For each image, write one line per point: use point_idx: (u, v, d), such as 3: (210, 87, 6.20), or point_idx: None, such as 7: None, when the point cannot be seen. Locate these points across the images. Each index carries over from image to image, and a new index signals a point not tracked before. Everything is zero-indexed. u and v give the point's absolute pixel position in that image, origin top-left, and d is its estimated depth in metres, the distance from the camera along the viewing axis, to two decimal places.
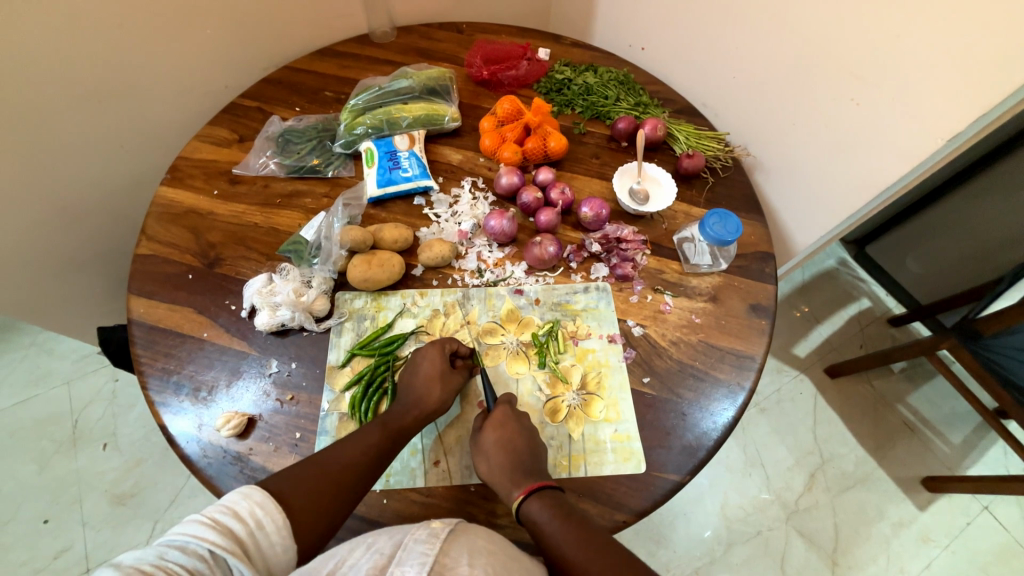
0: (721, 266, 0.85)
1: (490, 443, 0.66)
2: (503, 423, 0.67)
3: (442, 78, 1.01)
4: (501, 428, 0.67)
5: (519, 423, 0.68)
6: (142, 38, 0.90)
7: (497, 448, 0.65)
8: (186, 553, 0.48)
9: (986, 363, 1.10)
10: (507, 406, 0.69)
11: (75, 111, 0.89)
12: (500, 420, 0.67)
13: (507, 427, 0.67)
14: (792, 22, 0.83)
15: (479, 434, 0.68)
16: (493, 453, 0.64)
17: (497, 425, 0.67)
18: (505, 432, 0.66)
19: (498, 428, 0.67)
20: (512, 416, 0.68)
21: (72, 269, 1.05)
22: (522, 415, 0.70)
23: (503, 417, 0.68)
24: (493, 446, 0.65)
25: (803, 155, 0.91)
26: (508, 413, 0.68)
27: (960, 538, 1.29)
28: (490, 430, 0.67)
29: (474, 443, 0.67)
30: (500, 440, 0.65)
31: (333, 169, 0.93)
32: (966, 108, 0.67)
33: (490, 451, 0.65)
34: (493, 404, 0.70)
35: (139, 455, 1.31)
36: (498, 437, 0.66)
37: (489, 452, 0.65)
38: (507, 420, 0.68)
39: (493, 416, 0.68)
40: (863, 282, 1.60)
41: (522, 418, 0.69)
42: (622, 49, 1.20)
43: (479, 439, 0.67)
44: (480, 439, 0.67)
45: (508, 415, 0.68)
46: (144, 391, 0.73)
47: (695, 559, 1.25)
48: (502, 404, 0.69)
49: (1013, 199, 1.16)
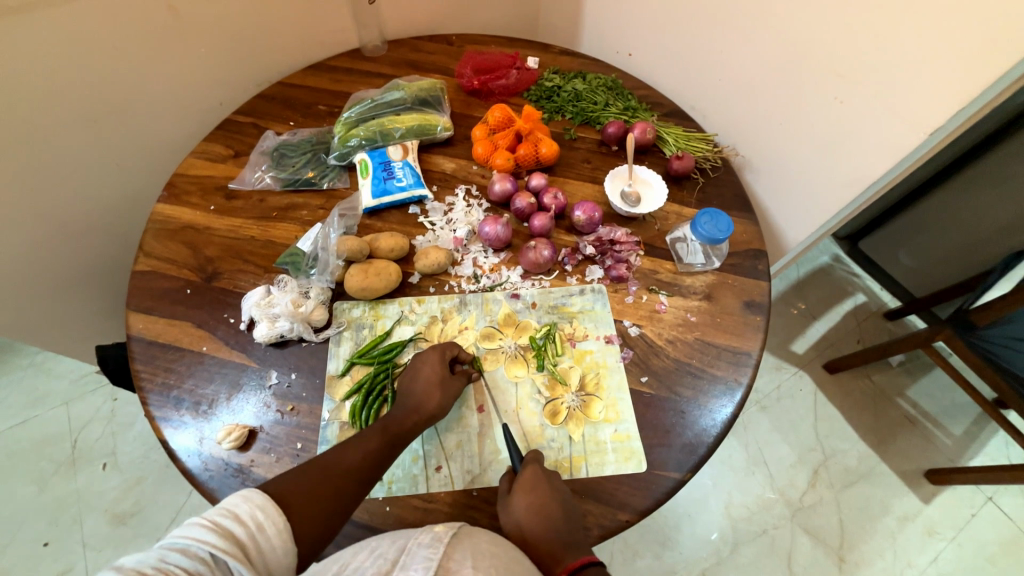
0: (715, 264, 0.86)
1: (522, 509, 0.62)
2: (534, 486, 0.64)
3: (433, 89, 1.03)
4: (532, 492, 0.63)
5: (551, 483, 0.65)
6: (138, 57, 0.91)
7: (530, 514, 0.62)
8: (187, 555, 0.48)
9: (984, 354, 1.09)
10: (536, 466, 0.66)
11: (71, 130, 0.90)
12: (530, 482, 0.64)
13: (539, 490, 0.63)
14: (775, 23, 0.85)
15: (507, 498, 0.64)
16: (527, 520, 0.61)
17: (528, 489, 0.63)
18: (537, 497, 0.63)
19: (528, 491, 0.63)
20: (543, 476, 0.65)
21: (69, 287, 1.05)
22: (552, 473, 0.67)
23: (533, 479, 0.64)
24: (526, 513, 0.62)
25: (791, 154, 0.93)
26: (537, 473, 0.65)
27: (966, 530, 1.29)
28: (520, 494, 0.63)
29: (504, 506, 0.64)
30: (533, 505, 0.62)
31: (328, 181, 0.94)
32: (946, 101, 0.68)
33: (522, 518, 0.62)
34: (520, 466, 0.67)
35: (140, 473, 1.31)
36: (530, 502, 0.62)
37: (521, 520, 0.62)
38: (537, 481, 0.64)
39: (522, 478, 0.64)
40: (858, 277, 1.61)
41: (552, 477, 0.66)
42: (610, 55, 1.22)
43: (508, 506, 0.64)
44: (511, 505, 0.63)
45: (538, 477, 0.65)
46: (145, 407, 0.73)
47: (702, 560, 1.25)
48: (530, 465, 0.66)
49: (1003, 189, 1.17)
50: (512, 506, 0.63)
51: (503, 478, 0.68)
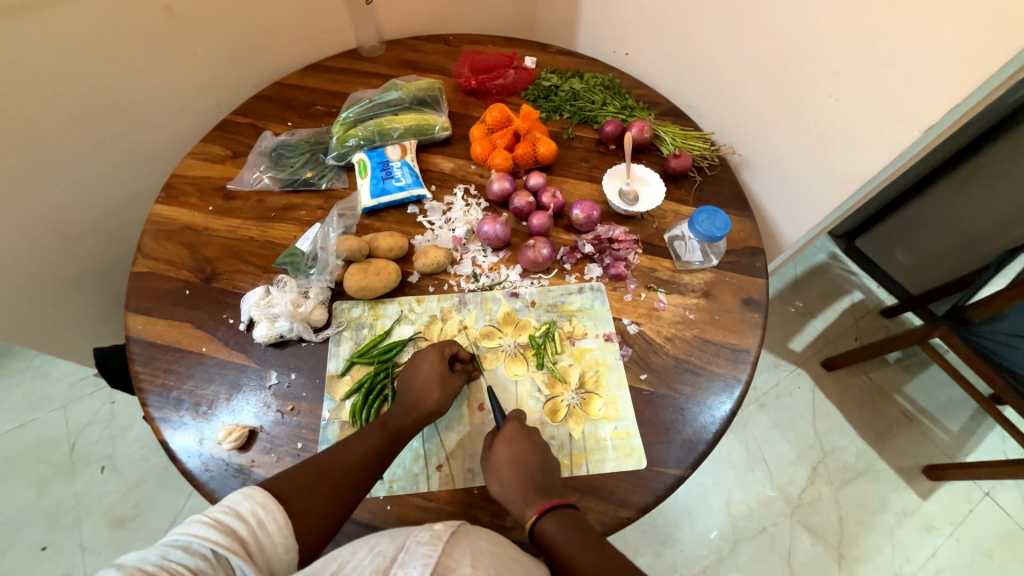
0: (713, 262, 0.87)
1: (501, 460, 0.64)
2: (513, 439, 0.66)
3: (431, 88, 1.03)
4: (511, 445, 0.65)
5: (529, 438, 0.67)
6: (135, 59, 0.91)
7: (507, 463, 0.64)
8: (189, 552, 0.48)
9: (980, 350, 1.10)
10: (516, 423, 0.68)
11: (68, 132, 0.90)
12: (510, 436, 0.66)
13: (518, 443, 0.66)
14: (771, 22, 0.85)
15: (487, 452, 0.67)
16: (504, 469, 0.64)
17: (507, 441, 0.66)
18: (516, 449, 0.65)
19: (508, 445, 0.65)
20: (522, 432, 0.67)
21: (68, 289, 1.05)
22: (531, 429, 0.69)
23: (513, 434, 0.67)
24: (504, 463, 0.64)
25: (787, 152, 0.94)
26: (517, 429, 0.67)
27: (964, 525, 1.30)
28: (499, 447, 0.65)
29: (484, 459, 0.66)
30: (511, 457, 0.64)
31: (327, 181, 0.94)
32: (939, 99, 0.69)
33: (500, 467, 0.64)
34: (502, 423, 0.69)
35: (138, 476, 1.31)
36: (509, 453, 0.65)
37: (499, 470, 0.64)
38: (517, 436, 0.67)
39: (503, 433, 0.67)
40: (855, 275, 1.62)
41: (533, 434, 0.68)
42: (607, 55, 1.22)
43: (488, 458, 0.66)
44: (490, 457, 0.65)
45: (517, 432, 0.67)
46: (144, 408, 0.73)
47: (702, 558, 1.25)
48: (511, 421, 0.68)
49: (997, 186, 1.18)
50: (491, 458, 0.65)
51: (487, 435, 0.70)
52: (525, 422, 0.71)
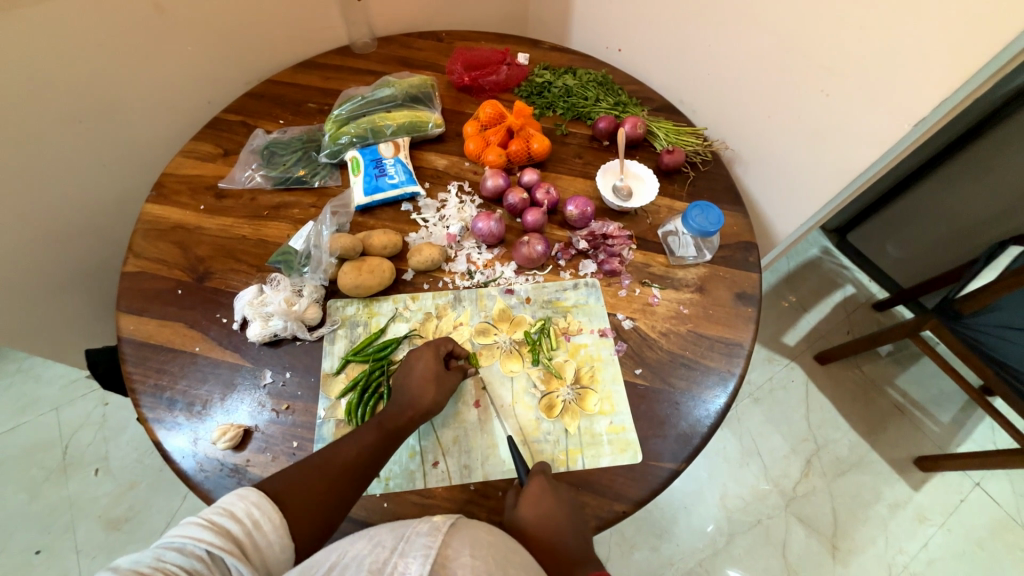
0: (706, 257, 0.87)
1: (529, 521, 0.61)
2: (540, 498, 0.62)
3: (423, 85, 1.02)
4: (539, 504, 0.62)
5: (557, 495, 0.64)
6: (123, 56, 0.90)
7: (537, 526, 0.60)
8: (184, 553, 0.48)
9: (970, 342, 1.11)
10: (541, 477, 0.65)
11: (57, 131, 0.89)
12: (536, 493, 0.63)
13: (545, 501, 0.62)
14: (762, 18, 0.86)
15: (513, 511, 0.63)
16: (534, 532, 0.60)
17: (534, 500, 0.62)
18: (544, 509, 0.62)
19: (535, 503, 0.62)
20: (548, 488, 0.64)
21: (57, 290, 1.04)
22: (557, 483, 0.66)
23: (539, 491, 0.63)
24: (535, 526, 0.60)
25: (780, 147, 0.94)
26: (543, 484, 0.64)
27: (955, 515, 1.32)
28: (525, 507, 0.62)
29: (509, 517, 0.63)
30: (540, 518, 0.61)
31: (320, 179, 0.94)
32: (929, 94, 0.69)
33: (530, 532, 0.60)
34: (527, 477, 0.66)
35: (132, 478, 1.30)
36: (537, 513, 0.61)
37: (528, 533, 0.60)
38: (543, 493, 0.63)
39: (528, 490, 0.63)
40: (847, 269, 1.63)
41: (558, 489, 0.65)
42: (599, 50, 1.22)
43: (515, 518, 0.62)
44: (517, 518, 0.62)
45: (543, 488, 0.64)
46: (137, 409, 0.72)
47: (698, 551, 1.26)
48: (536, 475, 0.65)
49: (986, 180, 1.20)
50: (518, 519, 0.61)
51: (510, 491, 0.67)
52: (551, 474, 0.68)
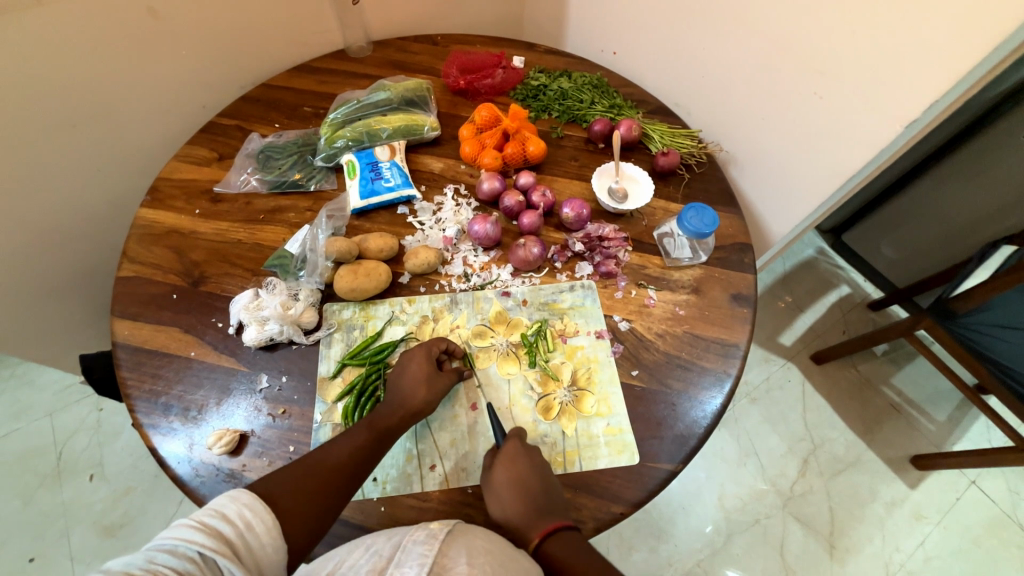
0: (702, 258, 0.87)
1: (501, 481, 0.64)
2: (513, 459, 0.65)
3: (419, 88, 1.02)
4: (512, 465, 0.65)
5: (530, 458, 0.66)
6: (117, 61, 0.90)
7: (509, 486, 0.63)
8: (175, 556, 0.48)
9: (965, 341, 1.12)
10: (516, 441, 0.67)
11: (50, 136, 0.88)
12: (511, 455, 0.66)
13: (518, 463, 0.65)
14: (754, 22, 0.87)
15: (488, 471, 0.66)
16: (506, 492, 0.63)
17: (507, 461, 0.65)
18: (516, 469, 0.64)
19: (508, 464, 0.65)
20: (522, 451, 0.66)
21: (51, 295, 1.04)
22: (533, 448, 0.68)
23: (513, 452, 0.66)
24: (505, 484, 0.63)
25: (773, 148, 0.95)
26: (518, 448, 0.66)
27: (951, 513, 1.32)
28: (500, 468, 0.65)
29: (484, 478, 0.66)
30: (511, 477, 0.64)
31: (316, 182, 0.93)
32: (920, 95, 0.70)
33: (502, 490, 0.64)
34: (502, 441, 0.68)
35: (128, 484, 1.29)
36: (510, 474, 0.64)
37: (501, 493, 0.63)
38: (517, 455, 0.66)
39: (503, 452, 0.66)
40: (842, 269, 1.64)
41: (533, 452, 0.67)
42: (595, 54, 1.23)
43: (489, 477, 0.65)
44: (491, 477, 0.65)
45: (518, 451, 0.66)
46: (132, 414, 0.72)
47: (697, 552, 1.26)
48: (512, 439, 0.67)
49: (978, 179, 1.21)
50: (491, 478, 0.65)
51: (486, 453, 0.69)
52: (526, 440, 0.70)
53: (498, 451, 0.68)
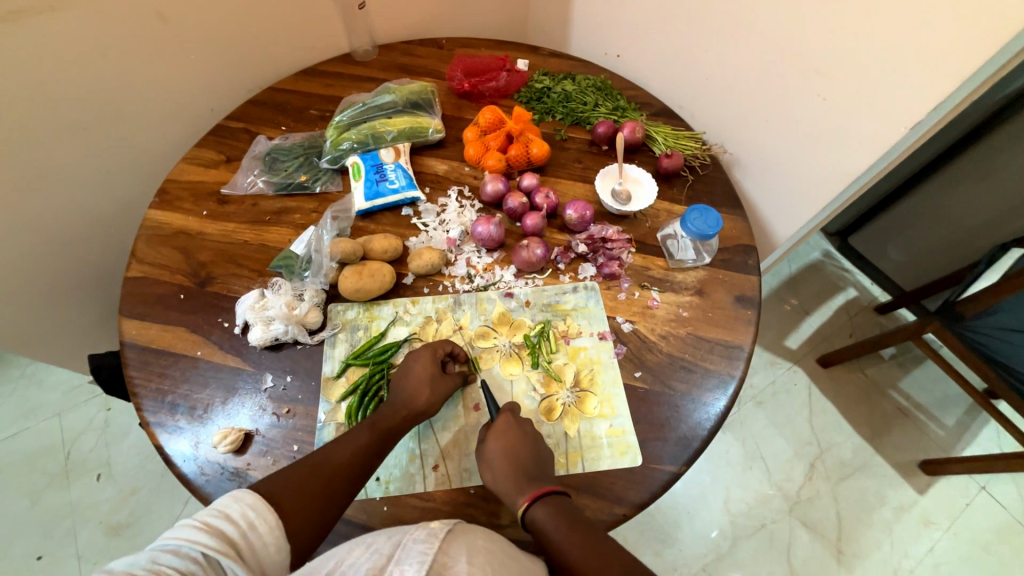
0: (705, 259, 0.87)
1: (494, 451, 0.65)
2: (506, 432, 0.66)
3: (424, 91, 1.03)
4: (504, 437, 0.66)
5: (522, 431, 0.67)
6: (127, 65, 0.91)
7: (501, 457, 0.64)
8: (178, 556, 0.48)
9: (973, 345, 1.10)
10: (509, 415, 0.68)
11: (61, 139, 0.90)
12: (503, 428, 0.67)
13: (510, 435, 0.66)
14: (757, 24, 0.87)
15: (481, 444, 0.67)
16: (498, 463, 0.64)
17: (500, 433, 0.66)
18: (508, 441, 0.66)
19: (501, 436, 0.66)
20: (515, 424, 0.67)
21: (61, 295, 1.05)
22: (524, 421, 0.69)
23: (505, 426, 0.67)
24: (497, 454, 0.64)
25: (777, 150, 0.95)
26: (510, 421, 0.68)
27: (961, 519, 1.30)
28: (492, 439, 0.66)
29: (477, 451, 0.67)
30: (504, 448, 0.65)
31: (321, 184, 0.94)
32: (924, 96, 0.70)
33: (493, 459, 0.65)
34: (495, 415, 0.70)
35: (134, 483, 1.30)
36: (501, 444, 0.65)
37: (493, 463, 0.64)
38: (509, 428, 0.67)
39: (496, 425, 0.67)
40: (849, 272, 1.63)
41: (526, 426, 0.68)
42: (599, 57, 1.23)
43: (481, 449, 0.66)
44: (484, 449, 0.66)
45: (510, 423, 0.67)
46: (139, 413, 0.73)
47: (702, 556, 1.25)
48: (505, 414, 0.69)
49: (986, 181, 1.20)
50: (484, 450, 0.66)
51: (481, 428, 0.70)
52: (520, 414, 0.72)
53: (491, 425, 0.69)
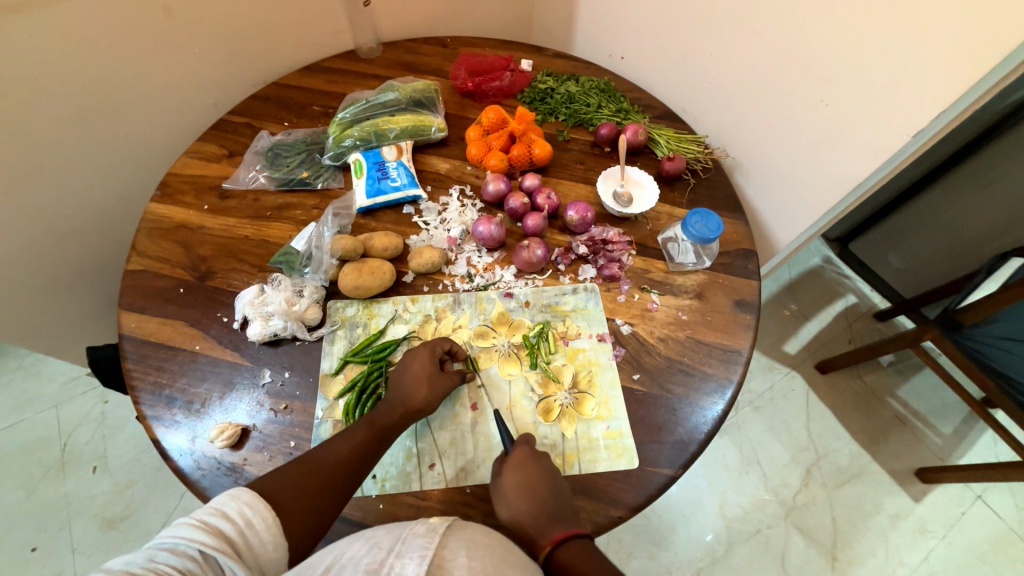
0: (706, 263, 0.87)
1: (511, 487, 0.64)
2: (523, 465, 0.65)
3: (427, 90, 1.03)
4: (522, 471, 0.65)
5: (540, 463, 0.66)
6: (131, 58, 0.91)
7: (519, 493, 0.63)
8: (176, 554, 0.48)
9: (971, 353, 1.11)
10: (525, 446, 0.67)
11: (64, 130, 0.90)
12: (519, 461, 0.65)
13: (527, 469, 0.65)
14: (762, 29, 0.87)
15: (497, 477, 0.66)
16: (516, 499, 0.63)
17: (516, 467, 0.65)
18: (525, 475, 0.64)
19: (518, 470, 0.65)
20: (532, 457, 0.66)
21: (61, 287, 1.05)
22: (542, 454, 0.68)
23: (522, 458, 0.66)
24: (515, 490, 0.63)
25: (779, 155, 0.95)
26: (526, 453, 0.66)
27: (956, 528, 1.31)
28: (509, 473, 0.65)
29: (493, 484, 0.65)
30: (521, 483, 0.64)
31: (323, 181, 0.94)
32: (927, 104, 0.70)
33: (511, 495, 0.63)
34: (511, 446, 0.68)
35: (130, 477, 1.30)
36: (519, 479, 0.64)
37: (510, 499, 0.63)
38: (526, 461, 0.65)
39: (512, 457, 0.66)
40: (849, 278, 1.63)
41: (542, 458, 0.67)
42: (603, 58, 1.23)
43: (498, 483, 0.65)
44: (500, 483, 0.65)
45: (527, 456, 0.66)
46: (137, 406, 0.73)
47: (697, 560, 1.26)
48: (520, 444, 0.67)
49: (987, 190, 1.20)
50: (501, 484, 0.64)
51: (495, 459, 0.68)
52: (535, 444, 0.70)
53: (507, 457, 0.67)
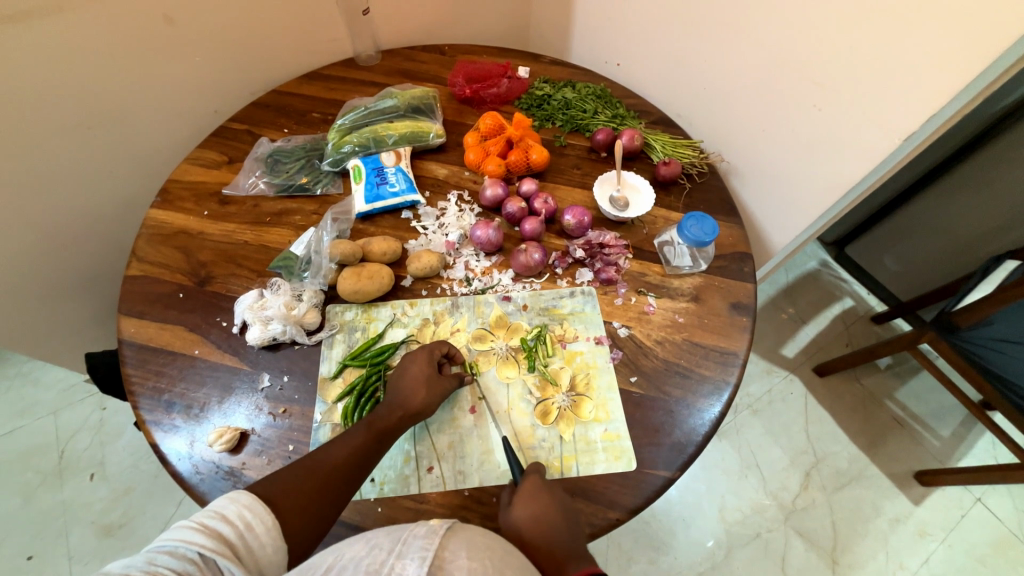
0: (701, 266, 0.88)
1: (523, 518, 0.62)
2: (534, 496, 0.64)
3: (426, 97, 1.04)
4: (533, 502, 0.63)
5: (551, 494, 0.65)
6: (133, 66, 0.92)
7: (532, 524, 0.61)
8: (175, 557, 0.48)
9: (968, 355, 1.11)
10: (536, 476, 0.66)
11: (66, 137, 0.91)
12: (531, 492, 0.64)
13: (539, 499, 0.63)
14: (755, 35, 0.88)
15: (507, 508, 0.64)
16: (529, 531, 0.60)
17: (528, 498, 0.63)
18: (537, 506, 0.63)
19: (529, 501, 0.63)
20: (543, 487, 0.65)
21: (60, 293, 1.05)
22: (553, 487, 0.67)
23: (533, 488, 0.65)
24: (527, 521, 0.61)
25: (774, 159, 0.96)
26: (537, 483, 0.65)
27: (956, 531, 1.30)
28: (520, 504, 0.63)
29: (504, 517, 0.64)
30: (533, 513, 0.62)
31: (322, 187, 0.95)
32: (917, 108, 0.71)
33: (523, 527, 0.61)
34: (520, 476, 0.67)
35: (128, 484, 1.30)
36: (530, 510, 0.62)
37: (523, 532, 0.61)
38: (538, 492, 0.64)
39: (523, 488, 0.65)
40: (846, 282, 1.64)
41: (553, 489, 0.66)
42: (600, 65, 1.25)
43: (509, 516, 0.63)
44: (511, 515, 0.63)
45: (538, 486, 0.65)
46: (136, 411, 0.73)
47: (696, 564, 1.25)
48: (531, 474, 0.66)
49: (981, 194, 1.21)
50: (512, 516, 0.62)
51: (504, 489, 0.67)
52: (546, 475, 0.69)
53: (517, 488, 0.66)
